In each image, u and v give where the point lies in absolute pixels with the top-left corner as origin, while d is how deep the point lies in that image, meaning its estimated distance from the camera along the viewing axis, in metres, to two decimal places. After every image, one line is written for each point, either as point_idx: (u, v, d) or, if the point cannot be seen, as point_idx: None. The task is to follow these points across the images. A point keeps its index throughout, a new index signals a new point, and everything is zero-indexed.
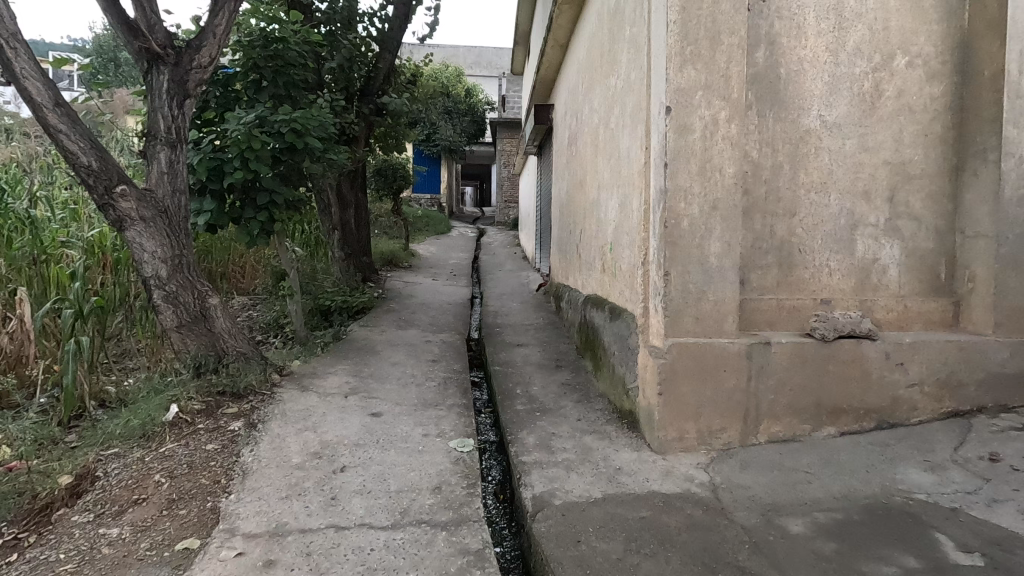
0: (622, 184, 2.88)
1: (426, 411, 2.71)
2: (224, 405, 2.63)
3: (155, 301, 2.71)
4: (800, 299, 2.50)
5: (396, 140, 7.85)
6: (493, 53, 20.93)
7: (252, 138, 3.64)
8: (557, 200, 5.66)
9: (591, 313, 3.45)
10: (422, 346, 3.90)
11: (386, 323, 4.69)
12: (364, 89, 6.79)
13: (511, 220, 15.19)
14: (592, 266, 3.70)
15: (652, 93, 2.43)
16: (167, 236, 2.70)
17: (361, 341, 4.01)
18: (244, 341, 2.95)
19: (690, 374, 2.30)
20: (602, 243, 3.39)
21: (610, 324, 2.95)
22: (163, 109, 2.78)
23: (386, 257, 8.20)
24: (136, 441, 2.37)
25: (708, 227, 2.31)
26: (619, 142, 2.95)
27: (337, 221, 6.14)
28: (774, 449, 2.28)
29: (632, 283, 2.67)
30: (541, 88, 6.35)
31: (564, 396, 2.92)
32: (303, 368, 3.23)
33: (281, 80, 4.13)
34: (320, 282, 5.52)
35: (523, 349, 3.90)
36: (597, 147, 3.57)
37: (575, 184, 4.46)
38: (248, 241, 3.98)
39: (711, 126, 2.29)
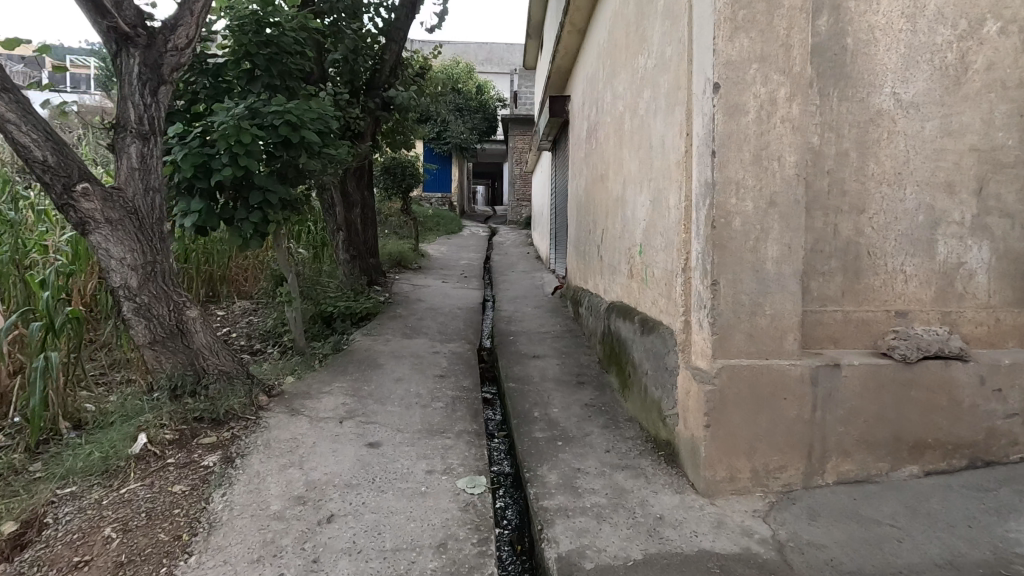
0: (655, 177, 2.51)
1: (431, 440, 2.36)
2: (200, 434, 2.30)
3: (125, 315, 2.39)
4: (870, 311, 2.12)
5: (405, 137, 7.53)
6: (504, 48, 20.56)
7: (242, 132, 3.32)
8: (575, 197, 5.30)
9: (617, 323, 3.08)
10: (430, 358, 3.56)
11: (391, 331, 4.35)
12: (371, 82, 6.47)
13: (524, 219, 14.83)
14: (617, 270, 3.34)
15: (694, 69, 2.06)
16: (138, 241, 2.38)
17: (363, 352, 3.67)
18: (229, 358, 2.62)
19: (743, 402, 1.93)
20: (629, 244, 3.02)
21: (641, 338, 2.58)
22: (134, 98, 2.46)
23: (395, 258, 7.89)
24: (97, 478, 2.05)
25: (765, 227, 1.93)
26: (650, 130, 2.58)
27: (342, 221, 5.83)
28: (846, 493, 1.90)
29: (669, 291, 2.30)
30: (557, 79, 5.99)
31: (589, 421, 2.56)
32: (295, 386, 2.89)
33: (275, 69, 3.82)
34: (322, 286, 5.20)
35: (540, 361, 3.54)
36: (622, 137, 3.21)
37: (595, 180, 4.10)
38: (240, 244, 3.66)
39: (769, 106, 1.91)
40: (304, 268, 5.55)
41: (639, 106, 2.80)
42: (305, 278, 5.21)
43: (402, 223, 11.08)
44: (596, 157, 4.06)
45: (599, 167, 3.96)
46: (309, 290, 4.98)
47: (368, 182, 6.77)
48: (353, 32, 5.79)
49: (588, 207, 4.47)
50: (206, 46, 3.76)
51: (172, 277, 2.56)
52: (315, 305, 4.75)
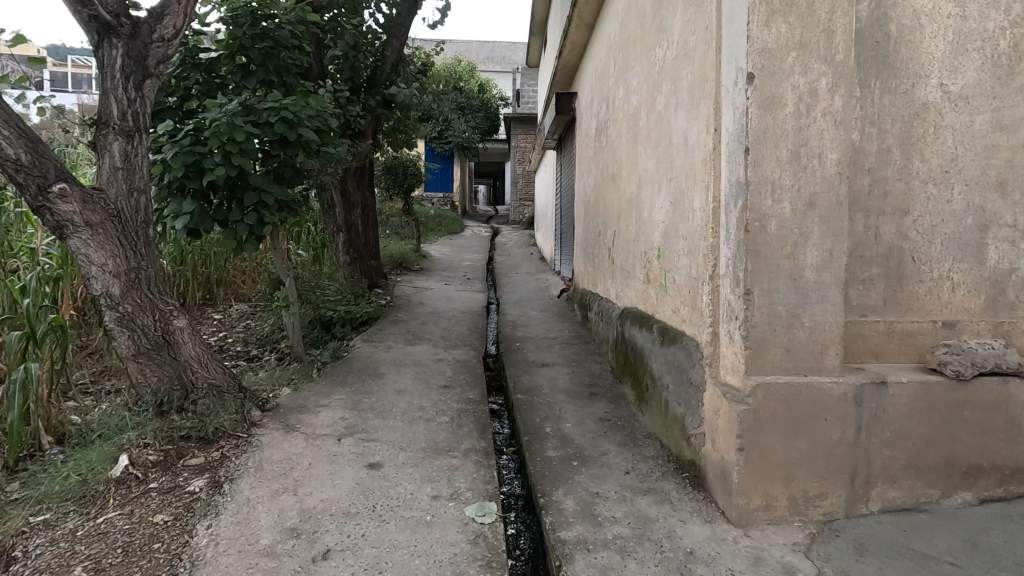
0: (677, 176, 2.33)
1: (436, 460, 2.19)
2: (187, 455, 2.13)
3: (107, 325, 2.23)
4: (915, 322, 1.95)
5: (406, 136, 7.36)
6: (506, 47, 20.39)
7: (235, 129, 3.15)
8: (582, 196, 5.12)
9: (633, 331, 2.91)
10: (433, 367, 3.39)
11: (392, 337, 4.18)
12: (372, 79, 6.31)
13: (527, 220, 14.66)
14: (631, 274, 3.17)
15: (723, 58, 1.88)
16: (120, 246, 2.21)
17: (363, 360, 3.50)
18: (219, 370, 2.45)
19: (780, 424, 1.75)
20: (645, 247, 2.84)
21: (661, 349, 2.40)
22: (117, 92, 2.29)
23: (396, 259, 7.72)
24: (72, 505, 1.87)
25: (804, 231, 1.75)
26: (671, 126, 2.41)
27: (342, 222, 5.68)
28: (894, 524, 1.73)
29: (693, 299, 2.13)
30: (563, 76, 5.81)
31: (605, 439, 2.39)
32: (291, 399, 2.72)
33: (271, 64, 3.65)
34: (322, 289, 5.04)
35: (549, 370, 3.37)
36: (637, 134, 3.03)
37: (606, 180, 3.93)
38: (235, 247, 3.50)
39: (808, 98, 1.73)
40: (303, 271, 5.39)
41: (657, 100, 2.62)
42: (303, 281, 5.06)
43: (404, 223, 10.91)
44: (607, 156, 3.88)
45: (610, 166, 3.78)
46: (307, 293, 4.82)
47: (369, 182, 6.60)
48: (353, 27, 5.63)
49: (597, 208, 4.30)
50: (199, 40, 3.59)
51: (159, 284, 2.39)
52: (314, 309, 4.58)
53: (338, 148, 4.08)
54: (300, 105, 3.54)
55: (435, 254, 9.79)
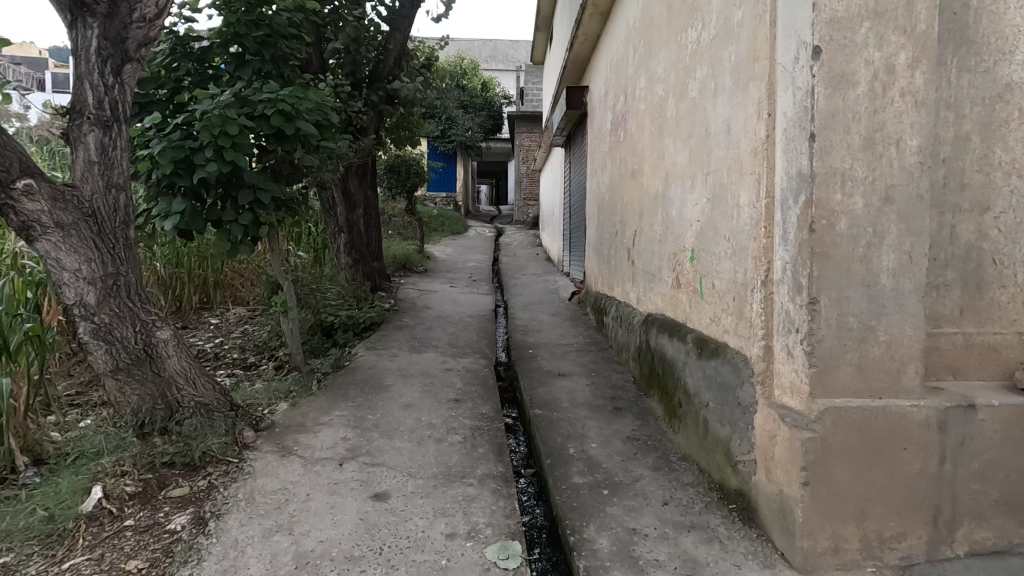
0: (716, 168, 2.09)
1: (450, 489, 1.95)
2: (171, 485, 1.90)
3: (81, 338, 1.99)
4: (997, 334, 1.71)
5: (409, 133, 7.13)
6: (509, 45, 20.16)
7: (227, 121, 2.90)
8: (595, 194, 4.88)
9: (660, 340, 2.67)
10: (442, 378, 3.15)
11: (397, 344, 3.94)
12: (374, 74, 6.09)
13: (531, 219, 14.42)
14: (656, 278, 2.92)
15: (779, 31, 1.64)
16: (96, 249, 1.98)
17: (367, 371, 3.27)
18: (208, 387, 2.21)
19: (852, 454, 1.51)
20: (674, 248, 2.60)
21: (698, 362, 2.16)
22: (91, 77, 2.05)
23: (399, 261, 7.50)
24: (37, 545, 1.63)
25: (879, 230, 1.51)
26: (708, 112, 2.17)
27: (343, 222, 5.44)
28: (985, 571, 1.49)
29: (739, 308, 1.89)
30: (573, 69, 5.58)
31: (636, 462, 2.15)
32: (288, 416, 2.49)
33: (267, 53, 3.41)
34: (322, 292, 4.81)
35: (567, 381, 3.13)
36: (663, 125, 2.80)
37: (623, 177, 3.69)
38: (229, 249, 3.26)
39: (885, 75, 1.49)
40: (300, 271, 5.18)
41: (690, 87, 2.38)
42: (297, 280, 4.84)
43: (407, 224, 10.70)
44: (625, 150, 3.65)
45: (628, 162, 3.55)
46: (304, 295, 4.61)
47: (371, 181, 6.38)
48: (354, 19, 5.40)
49: (613, 207, 4.06)
50: (190, 28, 3.35)
51: (141, 291, 2.15)
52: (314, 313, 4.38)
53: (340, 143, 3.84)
54: (298, 96, 3.30)
55: (439, 255, 9.55)
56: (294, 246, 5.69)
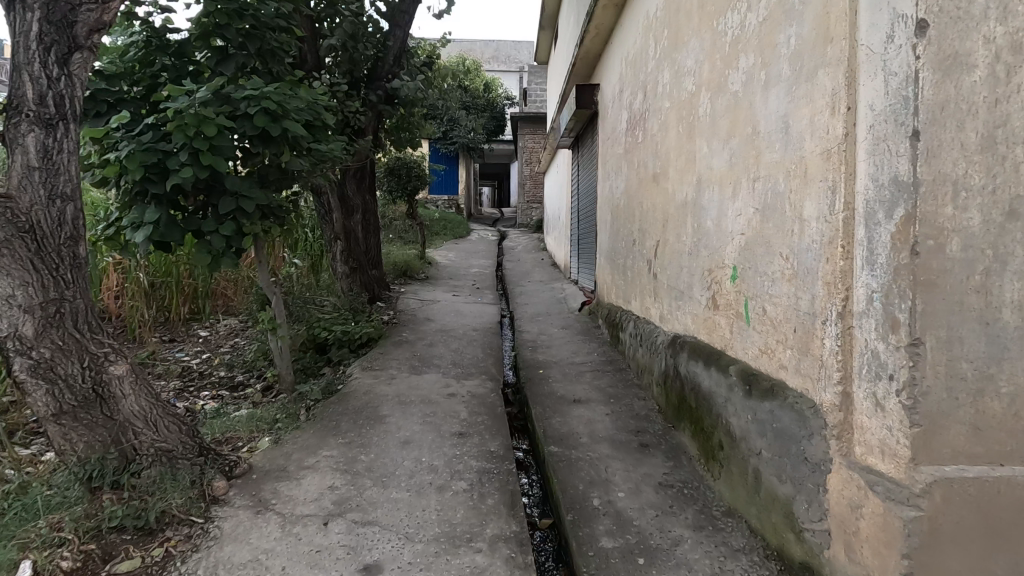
0: (767, 174, 1.77)
1: (455, 558, 1.64)
2: (118, 558, 1.59)
3: (16, 376, 1.67)
4: None
5: (410, 136, 6.84)
6: (512, 46, 19.87)
7: (205, 120, 2.59)
8: (608, 199, 4.56)
9: (693, 368, 2.35)
10: (444, 406, 2.83)
11: (395, 363, 3.62)
12: (372, 73, 5.79)
13: (535, 222, 14.11)
14: (684, 295, 2.61)
15: (863, 5, 1.33)
16: (35, 272, 1.66)
17: (362, 397, 2.95)
18: (172, 430, 1.89)
19: (967, 538, 1.20)
20: (710, 264, 2.28)
21: (745, 402, 1.84)
22: (32, 68, 1.73)
23: (400, 267, 7.19)
24: None
25: (1001, 251, 1.19)
26: (756, 109, 1.86)
27: (339, 230, 5.11)
28: None
29: (802, 342, 1.57)
30: (582, 67, 5.28)
31: (673, 519, 1.83)
32: (269, 459, 2.17)
33: (254, 46, 3.10)
34: (317, 304, 4.51)
35: (583, 409, 2.81)
36: (693, 125, 2.48)
37: (643, 180, 3.37)
38: (209, 262, 2.96)
39: (1008, 56, 1.17)
40: (290, 281, 4.89)
41: (731, 79, 2.07)
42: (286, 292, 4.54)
43: (408, 228, 10.40)
44: (644, 153, 3.34)
45: (649, 165, 3.23)
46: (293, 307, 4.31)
47: (369, 185, 6.08)
48: (351, 14, 5.11)
49: (629, 213, 3.74)
50: (168, 18, 3.04)
51: (95, 318, 1.83)
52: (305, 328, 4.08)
53: (334, 145, 3.53)
54: (287, 93, 3.00)
55: (441, 260, 9.25)
56: (286, 255, 5.42)
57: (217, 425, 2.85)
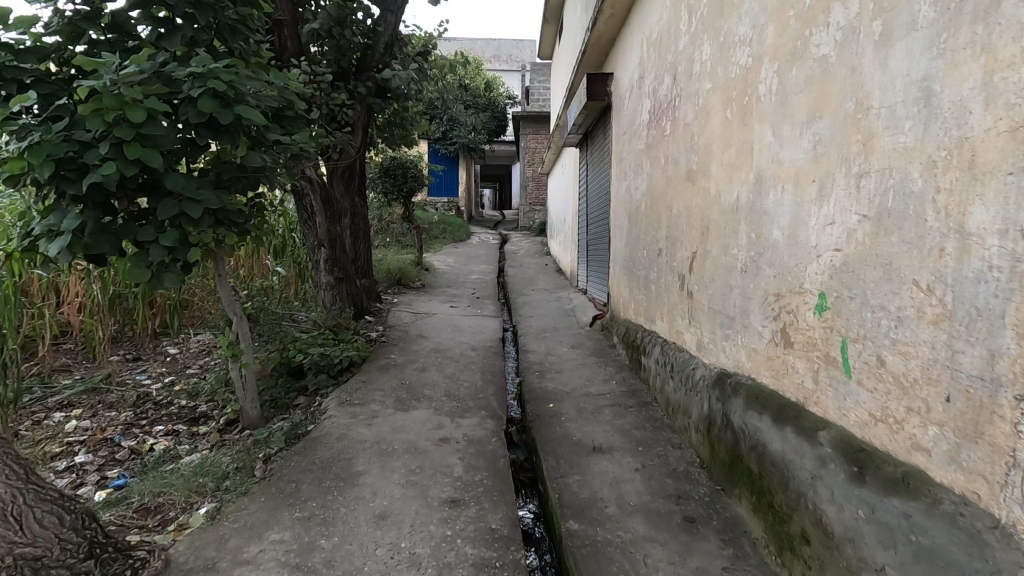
0: (889, 163, 1.24)
1: None
2: None
3: None
4: None
5: (404, 133, 6.33)
6: (513, 45, 19.40)
7: (130, 104, 2.06)
8: (624, 201, 4.03)
9: (754, 421, 1.81)
10: (434, 458, 2.29)
11: (379, 395, 3.09)
12: (361, 63, 5.27)
13: (538, 225, 13.61)
14: (735, 321, 2.08)
15: None
16: None
17: (334, 444, 2.42)
18: (47, 523, 1.38)
19: None
20: (778, 285, 1.75)
21: (853, 490, 1.31)
22: None
23: (393, 275, 6.66)
24: None
25: None
26: (866, 74, 1.32)
27: (324, 235, 4.59)
28: None
29: (963, 421, 1.03)
30: (593, 55, 4.76)
31: None
32: (198, 550, 1.64)
33: (204, 17, 2.56)
34: (294, 320, 3.98)
35: (606, 462, 2.27)
36: (750, 107, 1.95)
37: (672, 179, 2.85)
38: (149, 279, 2.43)
39: None
40: (258, 292, 4.37)
41: (815, 40, 1.54)
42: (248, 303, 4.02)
43: (404, 232, 9.87)
44: (674, 146, 2.82)
45: (681, 160, 2.71)
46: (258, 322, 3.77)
47: (359, 186, 5.56)
48: None
49: (653, 218, 3.22)
50: None
51: None
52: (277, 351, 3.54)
53: (306, 137, 2.99)
54: (245, 74, 2.47)
55: (438, 266, 8.73)
56: (262, 262, 4.94)
57: (154, 479, 2.33)
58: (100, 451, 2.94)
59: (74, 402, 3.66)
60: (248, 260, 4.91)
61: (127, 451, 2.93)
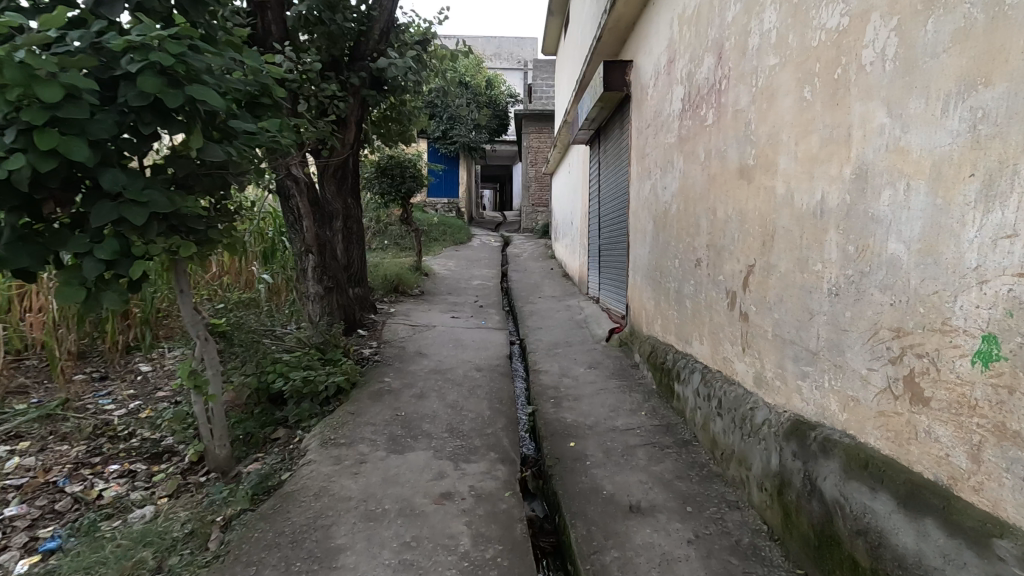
0: None
1: None
2: None
3: None
4: None
5: (401, 127, 5.86)
6: (514, 43, 18.98)
7: (43, 80, 1.60)
8: (649, 203, 3.59)
9: (860, 498, 1.37)
10: (435, 526, 1.84)
11: (370, 431, 2.63)
12: (354, 52, 4.83)
13: (540, 227, 13.19)
14: (817, 357, 1.63)
15: None
16: None
17: (310, 504, 1.96)
18: None
19: None
20: (899, 316, 1.30)
21: None
22: None
23: (391, 281, 6.21)
24: None
25: None
26: None
27: (312, 241, 4.15)
28: None
29: None
30: (609, 41, 4.32)
31: None
32: None
33: None
34: (277, 337, 3.55)
35: (650, 531, 1.82)
36: (845, 81, 1.51)
37: (717, 178, 2.41)
38: (88, 299, 1.98)
39: None
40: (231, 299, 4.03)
41: None
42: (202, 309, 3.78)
43: (402, 235, 9.42)
44: (721, 137, 2.38)
45: (731, 154, 2.27)
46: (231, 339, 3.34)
47: (352, 187, 5.12)
48: None
49: (690, 223, 2.77)
50: None
51: None
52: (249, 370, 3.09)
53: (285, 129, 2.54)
54: (203, 48, 2.01)
55: (438, 270, 8.28)
56: (248, 269, 4.62)
57: (88, 548, 1.88)
58: (36, 500, 2.48)
59: (23, 433, 3.16)
60: (234, 267, 4.62)
61: (69, 500, 2.47)
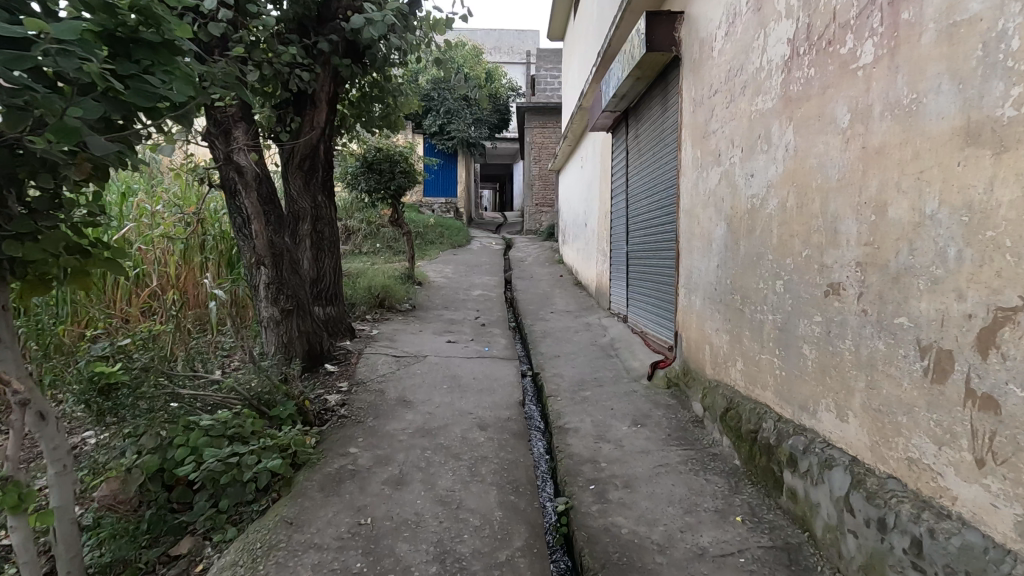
0: None
1: None
2: None
3: None
4: None
5: (385, 110, 4.85)
6: (515, 36, 18.02)
7: None
8: (718, 198, 2.60)
9: None
10: None
11: (314, 564, 1.64)
12: (323, 11, 3.82)
13: (545, 228, 12.20)
14: None
15: None
16: None
17: None
18: None
19: None
20: None
21: None
22: None
23: (376, 294, 5.22)
24: None
25: None
26: None
27: (264, 250, 3.16)
28: None
29: None
30: None
31: None
32: None
33: None
34: (201, 381, 2.57)
35: None
36: None
37: (893, 150, 1.43)
38: None
39: None
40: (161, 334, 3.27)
41: None
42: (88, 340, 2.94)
43: (397, 238, 8.49)
44: (900, 81, 1.40)
45: (933, 108, 1.29)
46: (137, 386, 2.20)
47: (325, 180, 4.11)
48: None
49: (814, 227, 1.79)
50: None
51: None
52: (135, 443, 2.13)
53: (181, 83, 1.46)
54: None
55: (434, 279, 7.27)
56: (202, 288, 3.91)
57: None
58: None
59: None
60: (189, 283, 3.87)
61: None
